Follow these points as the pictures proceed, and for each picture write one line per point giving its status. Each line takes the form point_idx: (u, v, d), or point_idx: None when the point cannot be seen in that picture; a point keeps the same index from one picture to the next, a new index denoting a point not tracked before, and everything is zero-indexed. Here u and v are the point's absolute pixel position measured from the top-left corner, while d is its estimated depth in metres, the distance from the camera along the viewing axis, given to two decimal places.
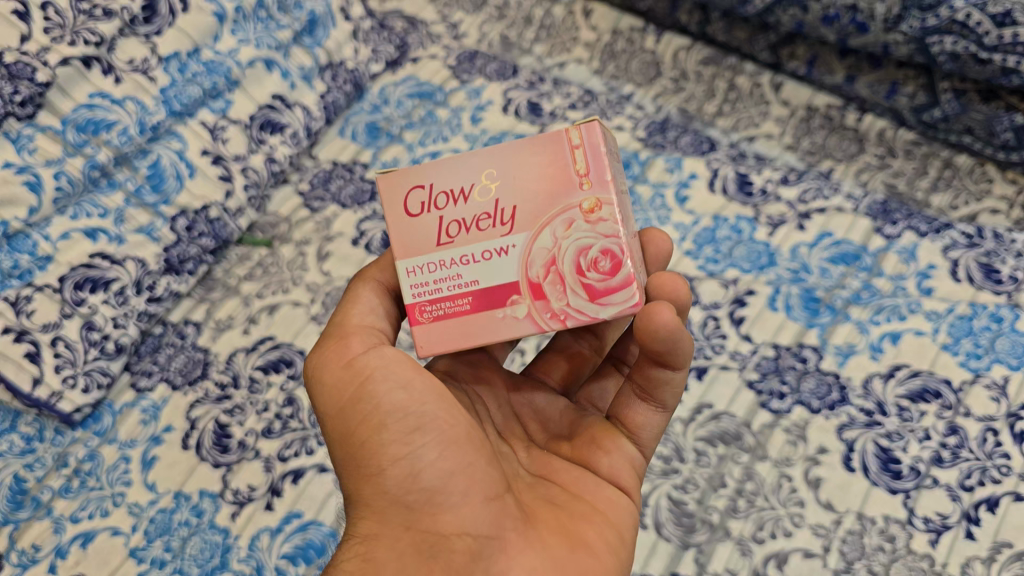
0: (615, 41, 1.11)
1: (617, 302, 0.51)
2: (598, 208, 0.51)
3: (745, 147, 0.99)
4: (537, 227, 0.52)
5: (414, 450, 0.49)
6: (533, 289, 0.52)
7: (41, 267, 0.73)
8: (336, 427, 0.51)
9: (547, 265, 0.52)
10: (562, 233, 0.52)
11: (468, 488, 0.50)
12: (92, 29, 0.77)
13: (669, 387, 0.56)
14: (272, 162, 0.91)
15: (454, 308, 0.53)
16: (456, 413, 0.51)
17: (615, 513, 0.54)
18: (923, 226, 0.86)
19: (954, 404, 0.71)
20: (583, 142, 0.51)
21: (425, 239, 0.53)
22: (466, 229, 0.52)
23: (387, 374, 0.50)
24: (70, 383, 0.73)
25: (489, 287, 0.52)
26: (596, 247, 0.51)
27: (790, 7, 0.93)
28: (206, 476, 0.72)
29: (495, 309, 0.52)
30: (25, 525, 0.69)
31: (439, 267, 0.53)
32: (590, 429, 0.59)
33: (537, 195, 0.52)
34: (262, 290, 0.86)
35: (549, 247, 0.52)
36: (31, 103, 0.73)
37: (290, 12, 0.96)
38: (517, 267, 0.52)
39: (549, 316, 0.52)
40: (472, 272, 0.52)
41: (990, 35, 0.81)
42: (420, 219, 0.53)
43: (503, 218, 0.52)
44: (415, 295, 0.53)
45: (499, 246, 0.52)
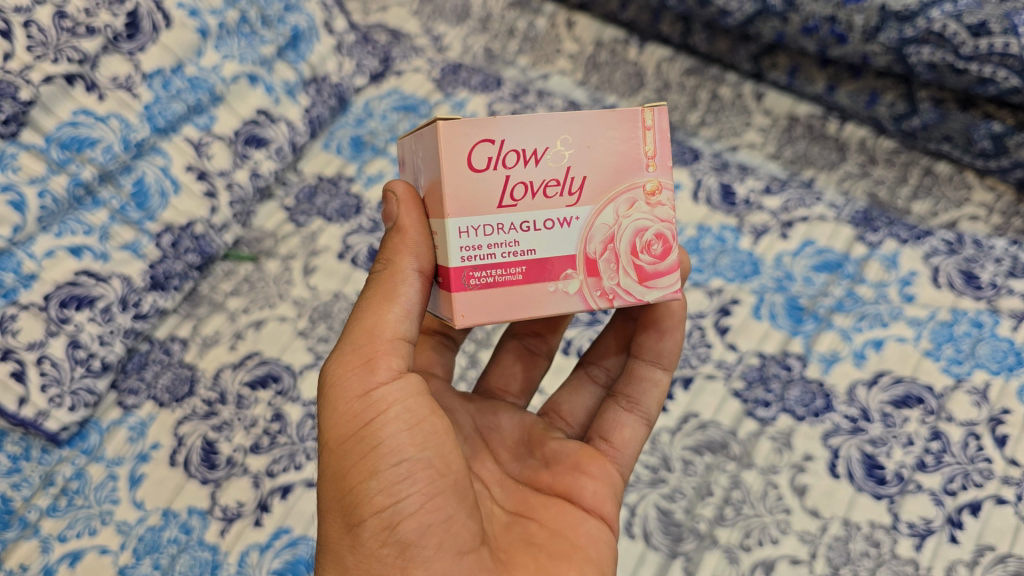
0: (598, 53, 1.13)
1: (663, 287, 0.54)
2: (659, 191, 0.53)
3: (729, 156, 1.00)
4: (601, 201, 0.52)
5: (398, 502, 0.46)
6: (587, 265, 0.53)
7: (25, 285, 0.72)
8: (331, 461, 0.48)
9: (604, 242, 0.53)
10: (624, 211, 0.53)
11: (445, 541, 0.48)
12: (75, 47, 0.77)
13: (652, 391, 0.65)
14: (257, 177, 0.92)
15: (506, 276, 0.51)
16: (452, 459, 0.49)
17: (595, 548, 0.55)
18: (903, 233, 0.88)
19: (937, 410, 0.72)
20: (654, 125, 0.52)
21: (488, 198, 0.50)
22: (533, 193, 0.51)
23: (397, 414, 0.47)
24: (56, 402, 0.72)
25: (547, 257, 0.52)
26: (650, 230, 0.54)
27: (770, 19, 0.94)
28: (195, 492, 0.72)
29: (547, 283, 0.52)
30: (12, 545, 0.67)
31: (497, 231, 0.50)
32: (573, 455, 0.61)
33: (608, 169, 0.52)
34: (248, 305, 0.86)
35: (610, 224, 0.53)
36: (14, 121, 0.73)
37: (273, 27, 0.97)
38: (577, 241, 0.52)
39: (599, 294, 0.53)
40: (529, 242, 0.51)
41: (966, 45, 0.82)
42: (485, 174, 0.49)
43: (573, 188, 0.51)
44: (464, 259, 0.50)
45: (563, 217, 0.52)
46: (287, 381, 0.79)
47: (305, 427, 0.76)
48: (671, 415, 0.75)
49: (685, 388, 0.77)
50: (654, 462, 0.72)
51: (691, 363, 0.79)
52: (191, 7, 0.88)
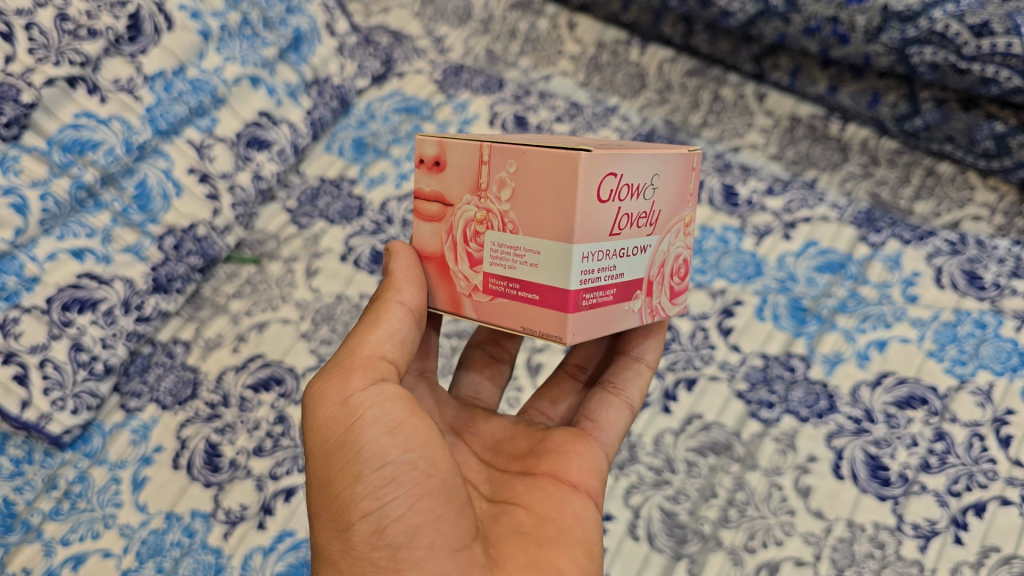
0: (600, 53, 1.13)
1: (680, 304, 0.60)
2: (690, 224, 0.59)
3: (731, 157, 1.00)
4: (665, 231, 0.56)
5: (384, 504, 0.46)
6: (648, 286, 0.56)
7: (28, 288, 0.72)
8: (319, 472, 0.48)
9: (658, 267, 0.56)
10: (672, 239, 0.57)
11: (434, 538, 0.46)
12: (77, 49, 0.77)
13: (636, 378, 0.65)
14: (259, 179, 0.92)
15: (602, 298, 0.52)
16: (440, 459, 0.48)
17: (581, 529, 0.53)
18: (907, 234, 0.88)
19: (940, 410, 0.72)
20: (696, 167, 0.57)
21: (604, 226, 0.50)
22: (631, 223, 0.52)
23: (377, 418, 0.47)
24: (59, 406, 0.72)
25: (630, 279, 0.54)
26: (680, 257, 0.59)
27: (773, 19, 0.94)
28: (198, 496, 0.71)
29: (625, 302, 0.54)
30: (14, 549, 0.67)
31: (606, 257, 0.51)
32: (557, 438, 0.60)
33: (673, 203, 0.56)
34: (251, 307, 0.85)
35: (665, 250, 0.57)
36: (16, 124, 0.73)
37: (275, 29, 0.97)
38: (646, 265, 0.55)
39: (649, 312, 0.57)
40: (619, 265, 0.53)
41: (968, 45, 0.82)
42: (606, 205, 0.50)
43: (654, 220, 0.54)
44: (581, 282, 0.50)
45: (642, 245, 0.54)
46: (290, 383, 0.79)
47: None
48: (674, 416, 0.75)
49: (688, 389, 0.77)
50: (658, 464, 0.72)
51: (694, 364, 0.78)
52: (193, 9, 0.88)
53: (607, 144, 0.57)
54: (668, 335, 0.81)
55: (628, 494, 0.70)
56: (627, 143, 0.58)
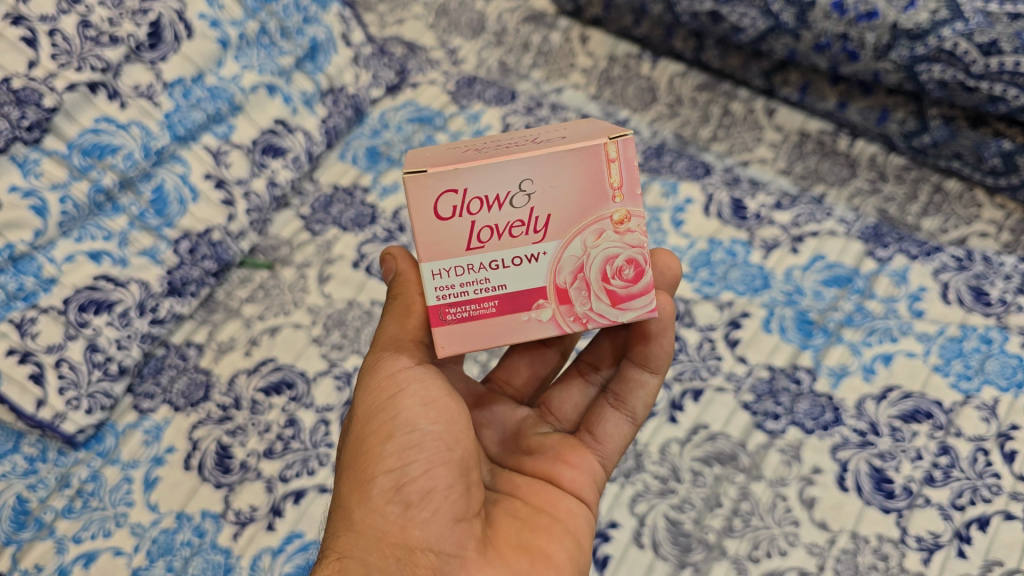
0: (611, 67, 1.14)
1: (637, 308, 0.54)
2: (627, 220, 0.53)
3: (740, 171, 1.01)
4: (569, 235, 0.53)
5: (406, 465, 0.51)
6: (558, 293, 0.54)
7: (45, 289, 0.74)
8: (356, 432, 0.54)
9: (575, 272, 0.54)
10: (592, 242, 0.54)
11: (442, 505, 0.51)
12: (98, 56, 0.79)
13: (642, 392, 0.63)
14: (274, 186, 0.93)
15: (479, 311, 0.54)
16: (463, 437, 0.53)
17: (572, 522, 0.56)
18: (913, 249, 0.88)
19: (945, 425, 0.72)
20: (617, 157, 0.52)
21: (456, 242, 0.53)
22: (499, 234, 0.53)
23: (416, 391, 0.53)
24: (74, 405, 0.73)
25: (518, 291, 0.54)
26: (621, 257, 0.54)
27: (783, 36, 0.95)
28: (208, 496, 0.72)
29: (521, 313, 0.54)
30: (28, 545, 0.68)
31: (468, 271, 0.53)
32: (555, 445, 0.62)
33: (572, 203, 0.53)
34: (263, 312, 0.87)
35: (578, 255, 0.54)
36: (37, 128, 0.75)
37: (292, 38, 0.99)
38: (546, 272, 0.54)
39: (572, 320, 0.54)
40: (501, 277, 0.54)
41: (977, 63, 0.83)
42: (451, 222, 0.52)
43: (537, 226, 0.53)
44: (439, 297, 0.53)
45: (530, 253, 0.53)
46: (300, 387, 0.79)
47: (318, 432, 0.76)
48: (680, 426, 0.75)
49: (694, 400, 0.77)
50: (663, 473, 0.72)
51: (701, 375, 0.79)
52: (213, 17, 0.89)
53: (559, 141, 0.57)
54: (676, 346, 0.82)
55: (634, 502, 0.71)
56: (581, 135, 0.56)
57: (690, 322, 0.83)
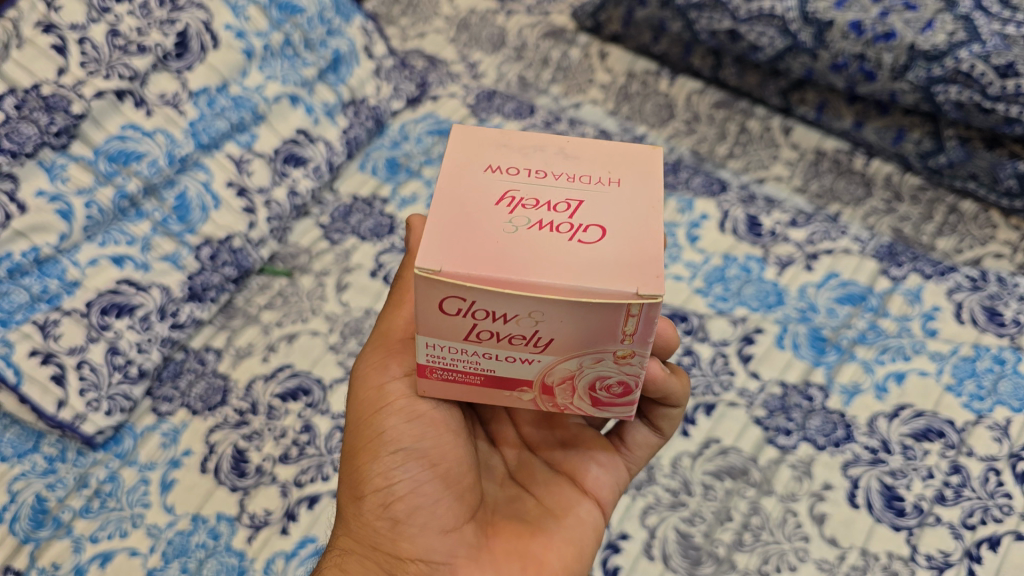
0: (629, 83, 1.15)
1: (615, 412, 0.54)
2: (630, 355, 0.49)
3: (756, 188, 1.01)
4: (565, 354, 0.49)
5: (392, 484, 0.54)
6: (543, 387, 0.52)
7: (69, 292, 0.75)
8: (351, 444, 0.57)
9: (564, 377, 0.51)
10: (588, 364, 0.50)
11: (428, 518, 0.54)
12: (126, 64, 0.81)
13: (670, 419, 0.62)
14: (295, 195, 0.94)
15: (465, 378, 0.52)
16: (448, 450, 0.56)
17: (579, 530, 0.58)
18: (928, 268, 0.88)
19: (957, 444, 0.73)
20: (639, 315, 0.45)
21: (454, 332, 0.48)
22: (497, 338, 0.48)
23: (401, 409, 0.55)
24: (94, 406, 0.74)
25: (503, 375, 0.51)
26: (613, 377, 0.51)
27: (801, 55, 0.96)
28: (224, 500, 0.73)
29: (503, 389, 0.52)
30: (45, 543, 0.69)
31: (461, 353, 0.50)
32: (587, 441, 0.63)
33: (578, 335, 0.47)
34: (282, 318, 0.87)
35: (571, 368, 0.50)
36: (65, 134, 0.77)
37: (315, 50, 1.00)
38: (536, 371, 0.51)
39: (550, 405, 0.54)
40: (490, 364, 0.50)
41: (993, 85, 0.84)
42: (453, 318, 0.47)
43: (537, 344, 0.48)
44: (428, 362, 0.51)
45: (524, 357, 0.49)
46: (317, 394, 0.80)
47: (333, 439, 0.77)
48: (692, 439, 0.76)
49: (707, 414, 0.78)
50: (674, 485, 0.73)
51: (714, 390, 0.80)
52: (238, 29, 0.91)
53: (602, 226, 0.47)
54: (689, 360, 0.82)
55: (645, 514, 0.71)
56: (630, 242, 0.46)
57: (703, 337, 0.84)
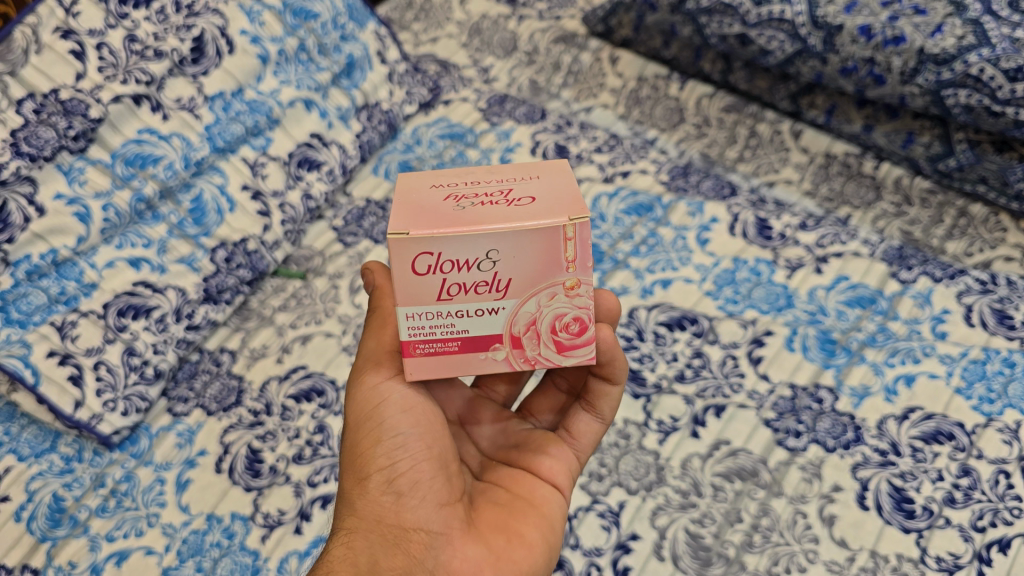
0: (640, 87, 1.16)
1: (579, 356, 0.55)
2: (578, 286, 0.53)
3: (765, 192, 1.02)
4: (526, 295, 0.53)
5: (394, 462, 0.55)
6: (512, 340, 0.55)
7: (86, 293, 0.77)
8: (350, 436, 0.57)
9: (529, 324, 0.54)
10: (545, 302, 0.54)
11: (427, 492, 0.55)
12: (143, 69, 0.82)
13: (608, 399, 0.62)
14: (309, 198, 0.95)
15: (444, 348, 0.55)
16: (439, 437, 0.57)
17: (548, 507, 0.58)
18: (937, 271, 0.89)
19: (967, 447, 0.73)
20: (575, 236, 0.51)
21: (427, 293, 0.53)
22: (465, 290, 0.53)
23: (398, 399, 0.57)
24: (110, 407, 0.76)
25: (478, 335, 0.55)
26: (569, 314, 0.54)
27: (810, 59, 0.97)
28: (238, 499, 0.73)
29: (478, 352, 0.55)
30: (63, 542, 0.70)
31: (437, 317, 0.54)
32: (536, 439, 0.63)
33: (533, 270, 0.52)
34: (296, 320, 0.88)
35: (532, 311, 0.54)
36: (83, 138, 0.78)
37: (329, 55, 1.01)
38: (503, 323, 0.54)
39: (523, 362, 0.55)
40: (463, 324, 0.54)
41: (1003, 89, 0.84)
42: (426, 278, 0.52)
43: (499, 286, 0.53)
44: (410, 335, 0.54)
45: (491, 308, 0.54)
46: (330, 394, 0.81)
47: None
48: (702, 441, 0.76)
49: (717, 416, 0.78)
50: (684, 487, 0.73)
51: (724, 392, 0.80)
52: (253, 34, 0.93)
53: (529, 194, 0.55)
54: (699, 362, 0.83)
55: (655, 515, 0.71)
56: (552, 197, 0.54)
57: (714, 339, 0.84)
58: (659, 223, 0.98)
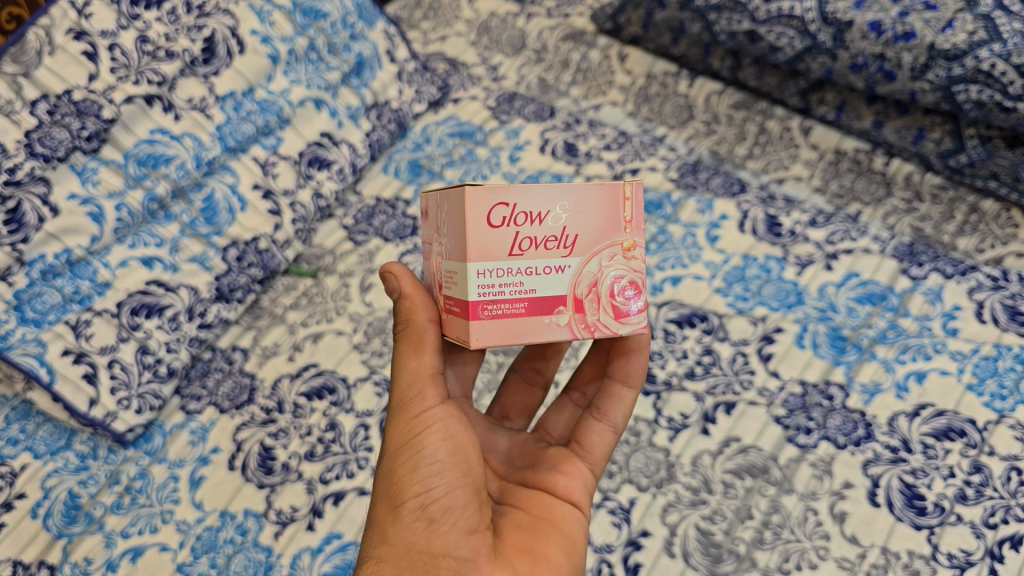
0: (649, 85, 1.16)
1: (635, 323, 0.56)
2: (635, 248, 0.56)
3: (775, 188, 1.02)
4: (590, 253, 0.54)
5: (430, 488, 0.51)
6: (575, 304, 0.55)
7: (100, 292, 0.77)
8: (386, 462, 0.54)
9: (590, 286, 0.55)
10: (605, 263, 0.55)
11: (460, 518, 0.51)
12: (155, 70, 0.83)
13: (621, 404, 0.66)
14: (319, 197, 0.96)
15: (511, 310, 0.53)
16: (475, 467, 0.54)
17: (568, 527, 0.58)
18: (948, 268, 0.88)
19: (979, 443, 0.73)
20: (633, 195, 0.55)
21: (499, 248, 0.52)
22: (535, 246, 0.53)
23: (439, 428, 0.53)
24: (124, 405, 0.76)
25: (544, 296, 0.54)
26: (625, 278, 0.56)
27: (820, 55, 0.97)
28: (251, 496, 0.74)
29: (544, 316, 0.54)
30: (78, 538, 0.71)
31: (507, 274, 0.52)
32: (552, 457, 0.64)
33: (597, 227, 0.54)
34: (307, 318, 0.89)
35: (593, 273, 0.55)
36: (96, 138, 0.79)
37: (339, 54, 1.02)
38: (567, 284, 0.54)
39: (585, 327, 0.55)
40: (529, 285, 0.53)
41: (1014, 84, 0.84)
42: (500, 231, 0.52)
43: (567, 242, 0.54)
44: (479, 295, 0.52)
45: (557, 266, 0.54)
46: (342, 392, 0.81)
47: (358, 436, 0.78)
48: (712, 438, 0.76)
49: (726, 413, 0.78)
50: (695, 484, 0.73)
51: (734, 389, 0.80)
52: (264, 34, 0.93)
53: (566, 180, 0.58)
54: (709, 359, 0.83)
55: (665, 512, 0.72)
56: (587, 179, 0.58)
57: (724, 336, 0.84)
58: (668, 220, 0.98)
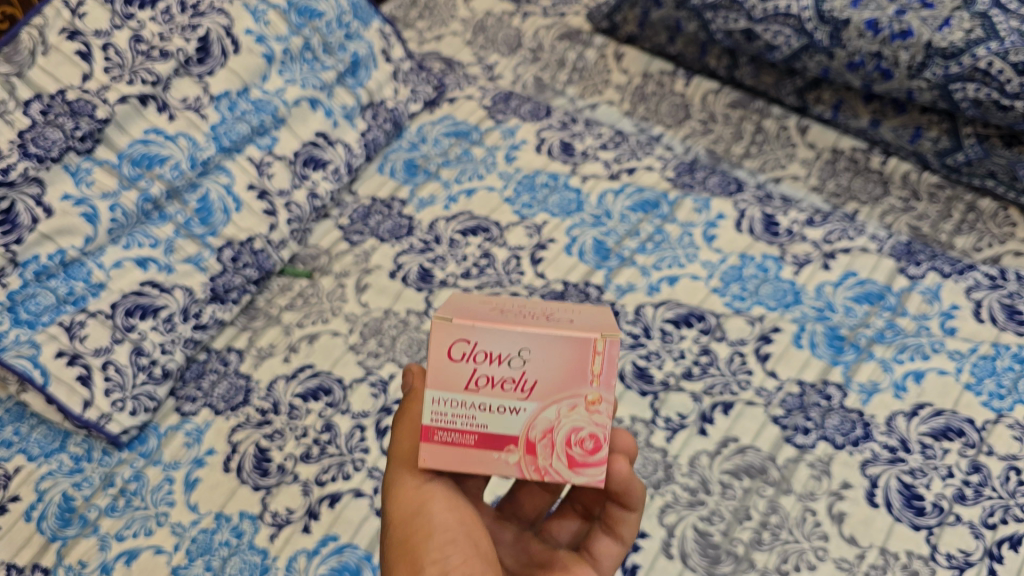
0: (645, 84, 1.16)
1: (590, 476, 0.52)
2: (600, 402, 0.51)
3: (772, 188, 1.02)
4: (548, 400, 0.51)
5: (445, 557, 0.47)
6: (528, 445, 0.51)
7: (94, 293, 0.77)
8: (396, 539, 0.50)
9: (546, 432, 0.51)
10: (565, 412, 0.51)
11: None
12: (149, 69, 0.83)
13: (629, 524, 0.56)
14: (315, 197, 0.95)
15: (460, 440, 0.51)
16: (484, 542, 0.50)
17: None
18: (946, 267, 0.88)
19: (977, 443, 0.73)
20: (604, 350, 0.50)
21: (454, 381, 0.51)
22: (492, 384, 0.51)
23: (443, 501, 0.51)
24: (119, 406, 0.76)
25: (494, 432, 0.52)
26: (585, 430, 0.51)
27: (817, 54, 0.96)
28: (247, 497, 0.73)
29: (493, 452, 0.52)
30: (72, 541, 0.70)
31: (461, 406, 0.51)
32: (560, 560, 0.57)
33: (560, 375, 0.51)
34: (303, 319, 0.88)
35: (551, 420, 0.51)
36: (90, 138, 0.78)
37: (334, 54, 1.01)
38: (521, 424, 0.51)
39: (533, 470, 0.52)
40: (484, 419, 0.51)
41: (1011, 82, 0.84)
42: (457, 365, 0.51)
43: (523, 386, 0.51)
44: (431, 420, 0.51)
45: (512, 407, 0.51)
46: (337, 393, 0.81)
47: (354, 438, 0.77)
48: (710, 438, 0.76)
49: (724, 413, 0.78)
50: (692, 484, 0.73)
51: (732, 389, 0.80)
52: (259, 33, 0.93)
53: (570, 314, 0.54)
54: (706, 359, 0.82)
55: (663, 513, 0.71)
56: (587, 317, 0.54)
57: (721, 336, 0.84)
58: (665, 220, 0.97)
